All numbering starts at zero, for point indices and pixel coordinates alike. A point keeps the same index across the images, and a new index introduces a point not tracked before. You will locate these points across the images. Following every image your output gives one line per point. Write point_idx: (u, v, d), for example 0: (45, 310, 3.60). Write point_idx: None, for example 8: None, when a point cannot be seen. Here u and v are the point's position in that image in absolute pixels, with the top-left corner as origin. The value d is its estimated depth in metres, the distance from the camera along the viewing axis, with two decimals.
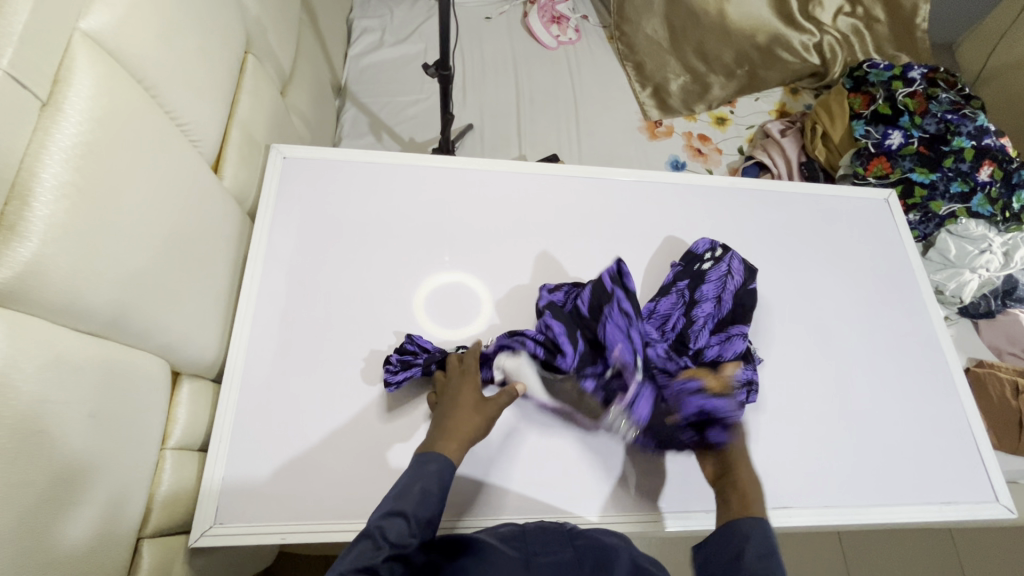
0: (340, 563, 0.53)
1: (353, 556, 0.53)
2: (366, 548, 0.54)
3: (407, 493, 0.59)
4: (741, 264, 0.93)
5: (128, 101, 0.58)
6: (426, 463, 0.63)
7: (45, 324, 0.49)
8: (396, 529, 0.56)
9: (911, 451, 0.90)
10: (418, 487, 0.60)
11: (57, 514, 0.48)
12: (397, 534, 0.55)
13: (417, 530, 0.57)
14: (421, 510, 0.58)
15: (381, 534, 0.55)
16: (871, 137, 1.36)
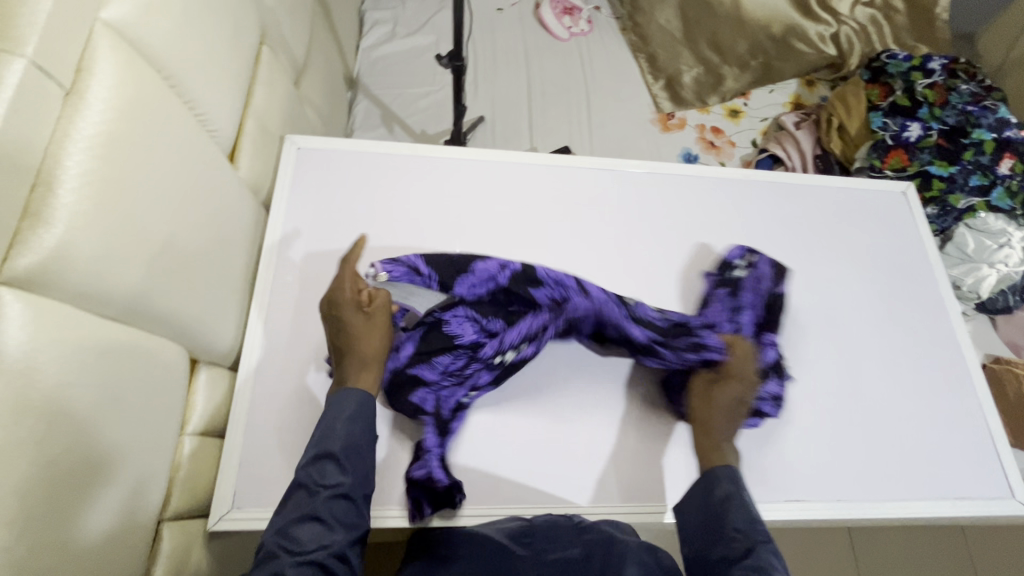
0: (279, 518, 0.55)
1: (292, 506, 0.56)
2: (303, 498, 0.56)
3: (327, 434, 0.61)
4: (770, 268, 0.97)
5: (148, 91, 0.59)
6: (340, 404, 0.64)
7: (71, 310, 0.50)
8: (324, 470, 0.58)
9: (926, 446, 0.89)
10: (333, 426, 0.62)
11: (82, 494, 0.50)
12: (323, 474, 0.58)
13: (350, 469, 0.59)
14: (352, 450, 0.60)
15: (314, 481, 0.57)
16: (889, 129, 1.34)
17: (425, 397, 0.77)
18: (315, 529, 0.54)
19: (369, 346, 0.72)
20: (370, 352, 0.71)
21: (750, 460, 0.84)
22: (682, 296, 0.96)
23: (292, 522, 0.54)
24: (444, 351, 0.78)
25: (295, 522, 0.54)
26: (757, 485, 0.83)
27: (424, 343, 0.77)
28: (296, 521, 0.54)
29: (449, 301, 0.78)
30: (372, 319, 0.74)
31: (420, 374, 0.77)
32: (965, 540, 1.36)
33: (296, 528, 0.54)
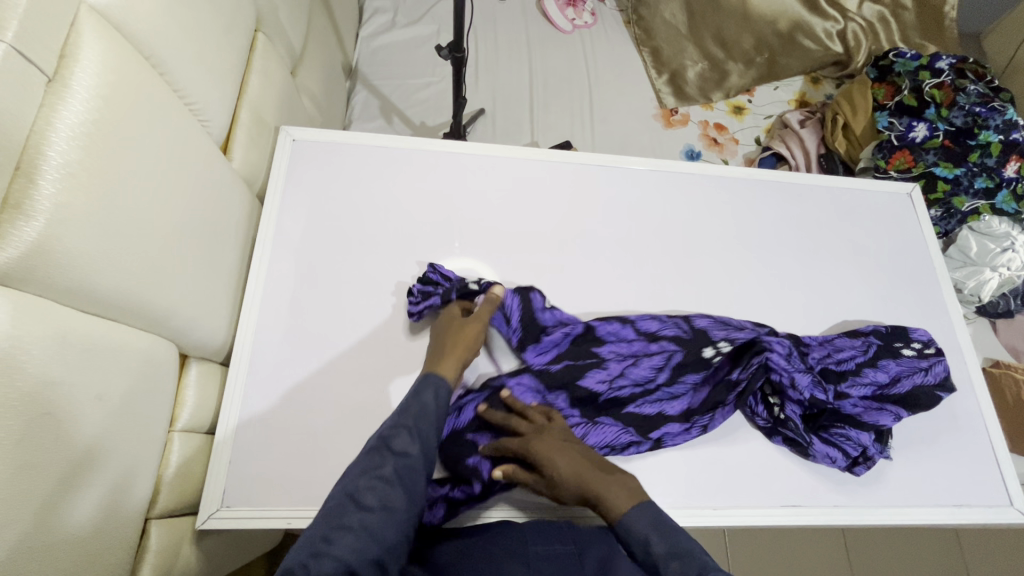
0: (351, 472, 0.54)
1: (362, 466, 0.55)
2: (375, 459, 0.55)
3: (402, 413, 0.60)
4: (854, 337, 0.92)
5: (136, 79, 0.57)
6: (422, 381, 0.65)
7: (53, 305, 0.49)
8: (396, 437, 0.57)
9: (925, 452, 0.88)
10: (417, 402, 0.62)
11: (65, 494, 0.48)
12: (393, 442, 0.57)
13: (419, 440, 0.58)
14: (421, 419, 0.60)
15: (388, 443, 0.57)
16: (895, 130, 1.32)
17: (481, 462, 0.76)
18: (379, 491, 0.53)
19: (461, 344, 0.73)
20: (458, 346, 0.72)
21: (747, 464, 0.83)
22: (683, 297, 0.94)
23: (360, 481, 0.53)
24: (499, 418, 0.79)
25: (364, 480, 0.53)
26: (754, 489, 0.82)
27: (488, 408, 0.79)
28: (364, 480, 0.53)
29: None
30: (467, 325, 0.76)
31: (477, 440, 0.77)
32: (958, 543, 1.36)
33: (363, 487, 0.53)
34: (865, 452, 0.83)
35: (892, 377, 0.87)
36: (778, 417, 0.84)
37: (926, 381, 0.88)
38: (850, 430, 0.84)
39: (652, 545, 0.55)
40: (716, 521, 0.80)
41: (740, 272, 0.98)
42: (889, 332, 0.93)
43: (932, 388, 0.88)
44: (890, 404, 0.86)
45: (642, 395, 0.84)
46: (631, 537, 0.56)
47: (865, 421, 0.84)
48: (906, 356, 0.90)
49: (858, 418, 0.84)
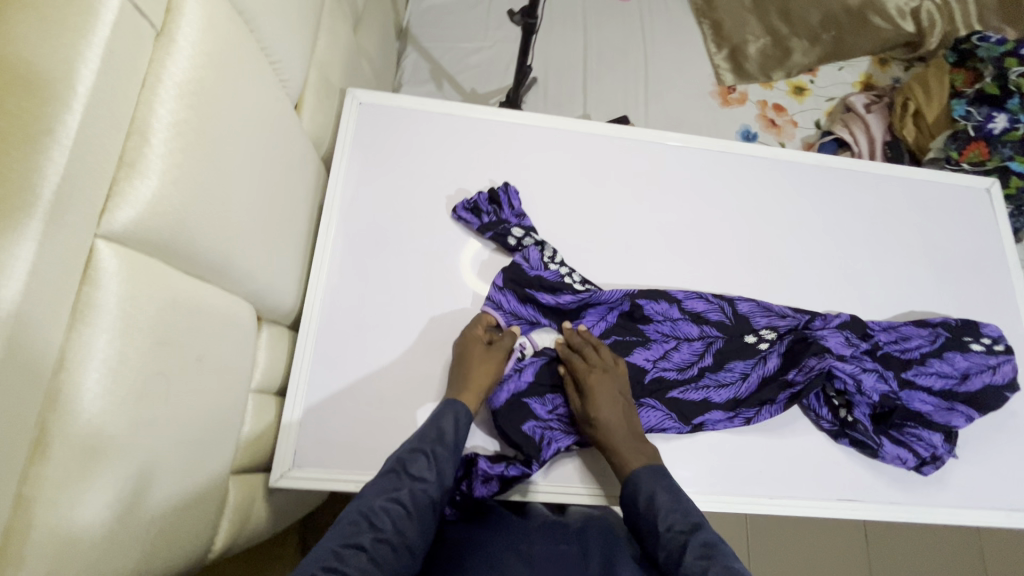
0: (368, 493, 0.60)
1: (381, 486, 0.61)
2: (391, 481, 0.61)
3: (426, 435, 0.67)
4: (917, 328, 0.89)
5: (231, 34, 0.55)
6: (441, 414, 0.70)
7: (161, 266, 0.48)
8: (416, 461, 0.63)
9: (988, 456, 0.86)
10: (436, 428, 0.68)
11: (173, 454, 0.49)
12: (414, 465, 0.63)
13: (436, 468, 0.64)
14: (436, 445, 0.65)
15: (403, 469, 0.62)
16: (972, 120, 1.25)
17: (534, 429, 0.76)
18: (399, 511, 0.58)
19: (479, 373, 0.75)
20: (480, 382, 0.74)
21: (799, 452, 0.82)
22: (747, 284, 0.92)
23: (378, 501, 0.58)
24: (548, 388, 0.81)
25: (380, 500, 0.59)
26: (813, 483, 0.81)
27: (544, 375, 0.81)
28: (382, 500, 0.59)
29: (534, 295, 0.83)
30: (490, 352, 0.77)
31: (530, 405, 0.78)
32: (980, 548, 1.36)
33: (382, 504, 0.58)
34: (935, 453, 0.81)
35: (960, 374, 0.85)
36: (845, 419, 0.82)
37: (994, 381, 0.85)
38: (922, 430, 0.82)
39: (655, 497, 0.65)
40: (769, 509, 0.79)
41: (805, 261, 0.95)
42: (957, 325, 0.89)
43: (1001, 388, 0.84)
44: (960, 404, 0.84)
45: (684, 382, 0.82)
46: (636, 487, 0.67)
47: (935, 421, 0.83)
48: (975, 352, 0.86)
49: (927, 416, 0.83)
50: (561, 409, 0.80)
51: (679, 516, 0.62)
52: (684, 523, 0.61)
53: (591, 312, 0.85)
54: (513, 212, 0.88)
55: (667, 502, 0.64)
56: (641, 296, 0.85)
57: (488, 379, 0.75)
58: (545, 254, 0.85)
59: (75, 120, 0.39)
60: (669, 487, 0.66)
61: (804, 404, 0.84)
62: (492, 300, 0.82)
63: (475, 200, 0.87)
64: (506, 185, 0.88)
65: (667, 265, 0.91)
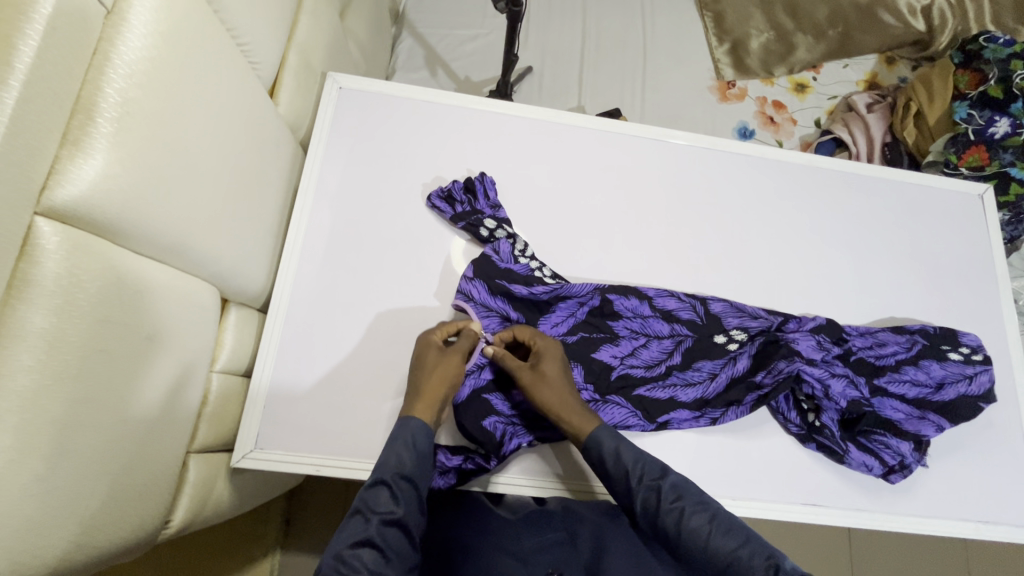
0: (335, 541, 0.57)
1: (348, 533, 0.57)
2: (359, 523, 0.58)
3: (385, 463, 0.64)
4: (894, 334, 0.88)
5: (191, 14, 0.55)
6: (398, 434, 0.66)
7: (111, 246, 0.49)
8: (378, 497, 0.60)
9: (961, 467, 0.85)
10: (394, 454, 0.64)
11: (120, 432, 0.50)
12: (378, 502, 0.60)
13: (401, 498, 0.61)
14: (398, 473, 0.63)
15: (368, 508, 0.59)
16: (973, 123, 1.21)
17: (494, 425, 0.77)
18: (371, 554, 0.55)
19: (433, 380, 0.72)
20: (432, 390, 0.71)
21: (765, 454, 0.82)
22: (725, 284, 0.91)
23: (345, 547, 0.55)
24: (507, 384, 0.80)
25: (349, 546, 0.56)
26: (778, 485, 0.81)
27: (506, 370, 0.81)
28: (351, 546, 0.56)
29: (506, 287, 0.82)
30: (446, 357, 0.74)
31: (491, 401, 0.79)
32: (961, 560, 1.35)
33: (351, 552, 0.55)
34: (904, 462, 0.80)
35: (936, 382, 0.83)
36: (812, 424, 0.81)
37: (969, 391, 0.83)
38: (890, 438, 0.81)
39: (619, 454, 0.67)
40: (732, 510, 0.79)
41: (785, 262, 0.94)
42: (936, 333, 0.88)
43: (975, 398, 0.83)
44: (933, 413, 0.82)
45: (651, 380, 0.82)
46: (599, 447, 0.68)
47: (906, 429, 0.81)
48: (952, 361, 0.85)
49: (897, 424, 0.81)
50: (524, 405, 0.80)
51: (647, 465, 0.65)
52: (653, 471, 0.64)
53: (560, 306, 0.84)
54: (487, 202, 0.87)
55: (631, 455, 0.66)
56: (611, 292, 0.85)
57: (442, 387, 0.72)
58: (517, 246, 0.85)
59: (10, 96, 0.39)
60: (626, 441, 0.68)
61: (771, 407, 0.83)
62: (461, 290, 0.82)
63: (449, 189, 0.87)
64: (482, 175, 0.88)
65: (644, 261, 0.90)
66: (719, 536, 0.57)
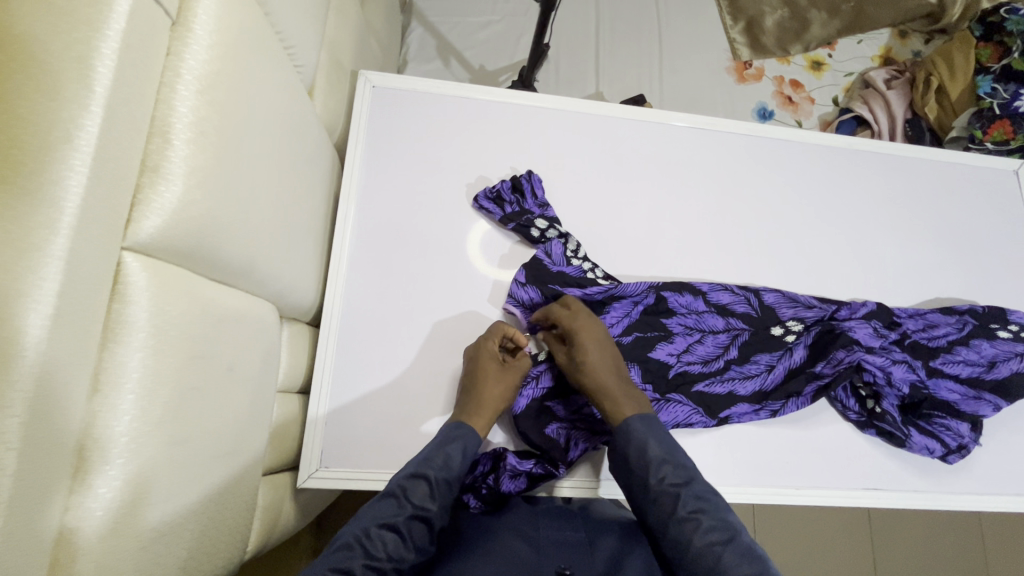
0: (364, 516, 0.57)
1: (377, 512, 0.57)
2: (390, 507, 0.58)
3: (430, 458, 0.63)
4: (945, 316, 0.87)
5: (246, 19, 0.51)
6: (449, 435, 0.66)
7: (188, 275, 0.46)
8: (416, 488, 0.59)
9: (1011, 443, 0.86)
10: (441, 452, 0.64)
11: (209, 466, 0.48)
12: (413, 492, 0.59)
13: (437, 496, 0.60)
14: (439, 471, 0.62)
15: (404, 495, 0.59)
16: (998, 97, 1.22)
17: (557, 431, 0.76)
18: (392, 539, 0.55)
19: (492, 393, 0.71)
20: (493, 402, 0.71)
21: (823, 441, 0.82)
22: (773, 273, 0.91)
23: (373, 526, 0.55)
24: (559, 393, 0.79)
25: (376, 525, 0.55)
26: (838, 472, 0.81)
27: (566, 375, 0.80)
28: (378, 526, 0.55)
29: (558, 292, 0.81)
30: (503, 369, 0.73)
31: (552, 408, 0.78)
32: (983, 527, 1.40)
33: (377, 531, 0.55)
34: (962, 443, 0.81)
35: (987, 361, 0.84)
36: (872, 411, 0.82)
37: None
38: (950, 420, 0.82)
39: (647, 447, 0.64)
40: (797, 500, 0.79)
41: (831, 248, 0.93)
42: (985, 312, 0.88)
43: None
44: (987, 392, 0.83)
45: (709, 375, 0.82)
46: (629, 439, 0.66)
47: (963, 411, 0.83)
48: (1001, 339, 0.85)
49: (954, 405, 0.83)
50: (586, 409, 0.78)
51: (672, 468, 0.62)
52: (677, 477, 0.61)
53: (614, 306, 0.82)
54: (535, 202, 0.85)
55: (661, 453, 0.63)
56: (665, 289, 0.83)
57: (498, 401, 0.71)
58: (568, 247, 0.83)
59: (94, 124, 0.36)
60: (660, 437, 0.65)
61: (830, 396, 0.83)
62: (513, 297, 0.80)
63: (497, 189, 0.85)
64: (529, 174, 0.86)
65: (692, 254, 0.89)
66: (731, 557, 0.55)
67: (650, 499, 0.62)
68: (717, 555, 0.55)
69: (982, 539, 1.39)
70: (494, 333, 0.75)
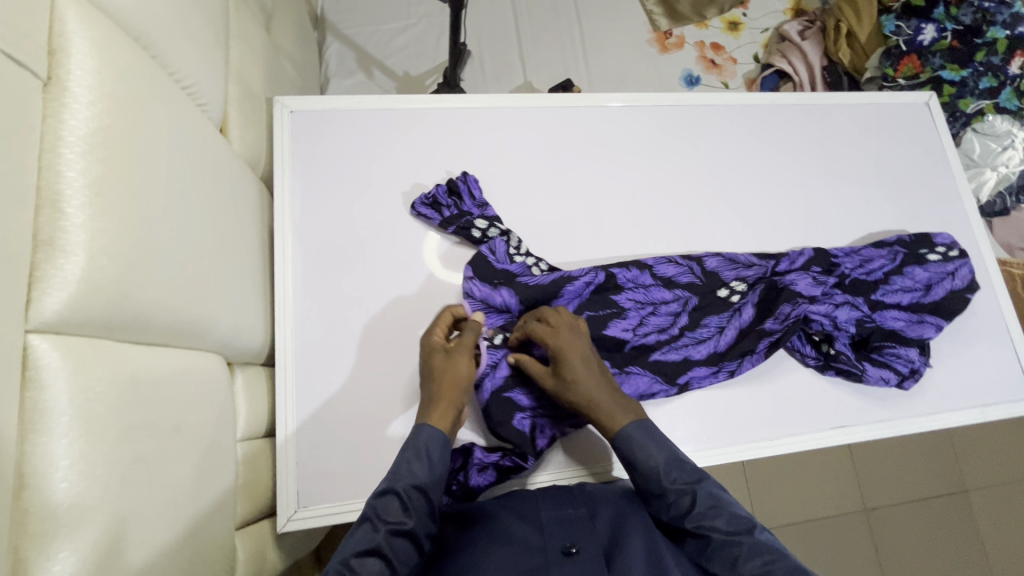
0: (344, 547, 0.54)
1: (357, 539, 0.55)
2: (368, 531, 0.55)
3: (397, 472, 0.61)
4: (877, 249, 0.92)
5: (129, 66, 0.48)
6: (412, 443, 0.64)
7: (111, 345, 0.44)
8: (388, 506, 0.57)
9: (957, 360, 0.91)
10: (405, 463, 0.61)
11: (170, 536, 0.46)
12: (386, 511, 0.57)
13: (412, 507, 0.58)
14: (408, 482, 0.59)
15: (378, 515, 0.56)
16: (903, 34, 1.27)
17: (523, 423, 0.76)
18: (379, 565, 0.53)
19: (444, 384, 0.70)
20: (446, 386, 0.69)
21: (787, 387, 0.85)
22: (718, 235, 0.93)
23: (353, 555, 0.53)
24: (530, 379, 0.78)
25: (357, 554, 0.53)
26: (806, 417, 0.84)
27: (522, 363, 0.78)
28: (359, 554, 0.53)
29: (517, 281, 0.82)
30: (451, 354, 0.73)
31: (514, 399, 0.77)
32: (950, 439, 1.48)
33: (358, 560, 0.53)
34: (914, 367, 0.86)
35: (924, 285, 0.90)
36: (828, 353, 0.85)
37: (954, 285, 0.91)
38: (900, 348, 0.86)
39: (646, 453, 0.64)
40: (771, 450, 0.82)
41: (767, 202, 0.96)
42: (912, 240, 0.93)
43: (962, 290, 0.91)
44: (929, 315, 0.89)
45: (665, 344, 0.83)
46: (625, 447, 0.66)
47: (910, 337, 0.87)
48: (931, 262, 0.92)
49: (900, 333, 0.88)
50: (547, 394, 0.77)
51: (683, 468, 0.63)
52: (688, 475, 0.62)
53: (568, 291, 0.82)
54: (473, 203, 0.85)
55: (664, 457, 0.64)
56: (610, 267, 0.85)
57: (457, 387, 0.70)
58: (511, 243, 0.84)
59: None
60: (661, 441, 0.66)
61: (788, 347, 0.86)
62: (467, 294, 0.81)
63: (433, 195, 0.84)
64: (464, 176, 0.85)
65: (637, 231, 0.90)
66: (749, 555, 0.55)
67: (662, 503, 0.62)
68: (734, 548, 0.56)
69: (952, 451, 1.47)
70: (437, 322, 0.77)
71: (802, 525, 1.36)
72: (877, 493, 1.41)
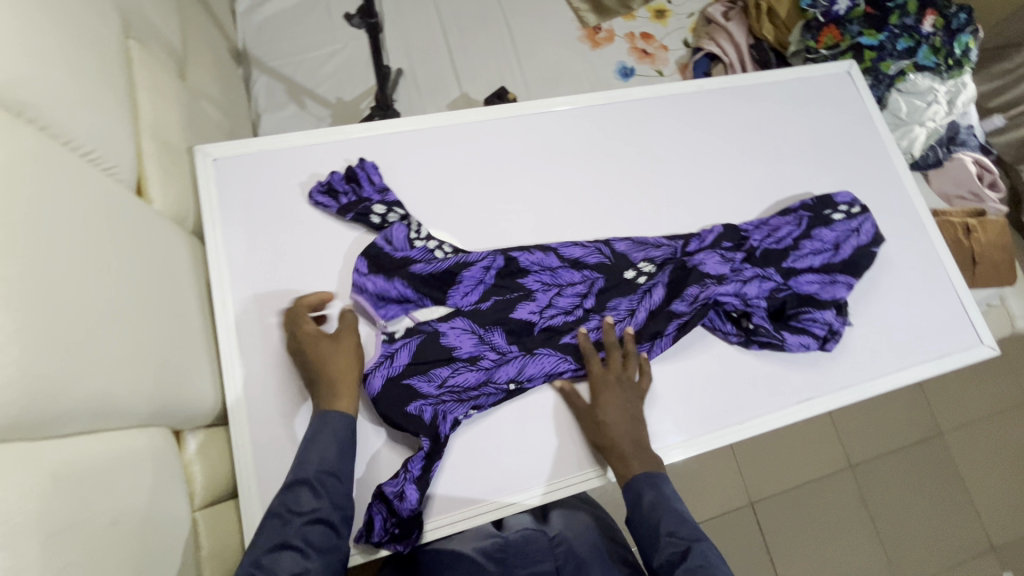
0: (259, 541, 0.57)
1: (270, 532, 0.58)
2: (279, 524, 0.58)
3: (303, 463, 0.63)
4: (784, 218, 0.95)
5: (11, 147, 0.46)
6: (317, 434, 0.65)
7: (26, 445, 0.41)
8: (299, 497, 0.60)
9: (908, 317, 0.94)
10: (313, 454, 0.64)
11: None
12: (297, 503, 0.60)
13: (323, 494, 0.61)
14: (318, 473, 0.62)
15: (290, 508, 0.59)
16: (819, 7, 1.29)
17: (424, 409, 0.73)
18: (293, 557, 0.56)
19: (334, 372, 0.69)
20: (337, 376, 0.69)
21: (751, 368, 0.87)
22: (664, 226, 0.93)
23: (265, 551, 0.56)
24: (438, 360, 0.76)
25: (268, 550, 0.56)
26: (771, 395, 0.86)
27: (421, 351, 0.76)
28: (270, 550, 0.56)
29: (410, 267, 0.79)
30: (335, 342, 0.71)
31: (413, 385, 0.74)
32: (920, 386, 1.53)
33: (271, 554, 0.56)
34: (832, 328, 0.88)
35: (832, 245, 0.93)
36: (747, 328, 0.87)
37: (861, 241, 0.94)
38: (815, 312, 0.88)
39: (653, 503, 0.67)
40: (743, 433, 0.83)
41: (708, 187, 0.97)
42: (816, 203, 0.96)
43: (868, 245, 0.93)
44: (841, 274, 0.91)
45: (572, 326, 0.83)
46: (635, 494, 0.69)
47: (825, 299, 0.89)
48: (838, 222, 0.94)
49: (816, 296, 0.90)
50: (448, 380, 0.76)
51: (682, 525, 0.64)
52: (684, 532, 0.63)
53: (467, 275, 0.81)
54: (373, 188, 0.83)
55: (668, 511, 0.66)
56: (514, 252, 0.84)
57: (348, 374, 0.70)
58: (411, 229, 0.82)
59: None
60: (670, 496, 0.68)
61: (708, 326, 0.87)
62: (356, 284, 0.78)
63: (329, 182, 0.83)
64: (361, 162, 0.84)
65: (584, 233, 0.90)
66: None
67: (655, 553, 0.64)
68: None
69: (924, 398, 1.52)
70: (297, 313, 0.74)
71: (791, 492, 1.39)
72: (858, 449, 1.45)
